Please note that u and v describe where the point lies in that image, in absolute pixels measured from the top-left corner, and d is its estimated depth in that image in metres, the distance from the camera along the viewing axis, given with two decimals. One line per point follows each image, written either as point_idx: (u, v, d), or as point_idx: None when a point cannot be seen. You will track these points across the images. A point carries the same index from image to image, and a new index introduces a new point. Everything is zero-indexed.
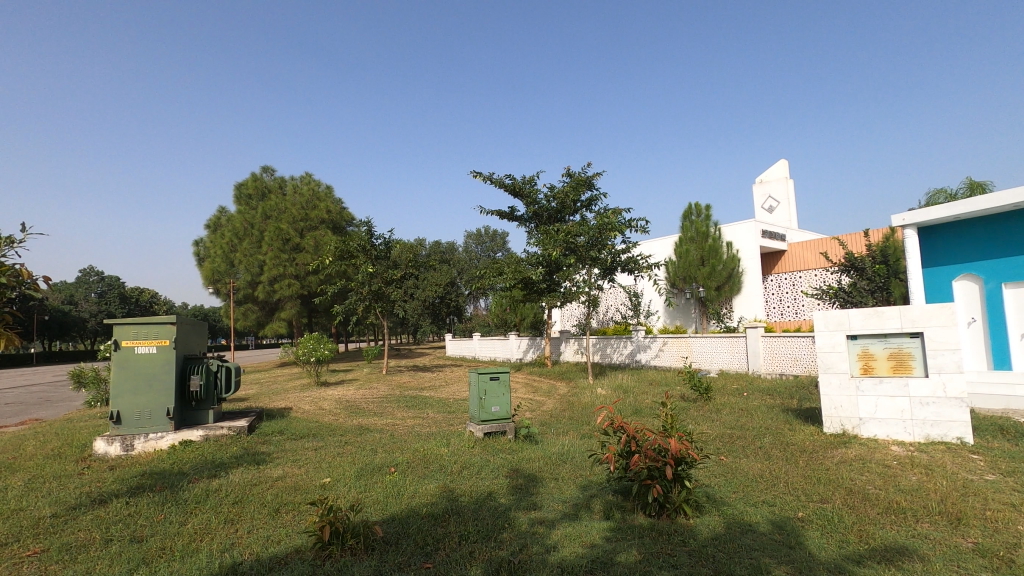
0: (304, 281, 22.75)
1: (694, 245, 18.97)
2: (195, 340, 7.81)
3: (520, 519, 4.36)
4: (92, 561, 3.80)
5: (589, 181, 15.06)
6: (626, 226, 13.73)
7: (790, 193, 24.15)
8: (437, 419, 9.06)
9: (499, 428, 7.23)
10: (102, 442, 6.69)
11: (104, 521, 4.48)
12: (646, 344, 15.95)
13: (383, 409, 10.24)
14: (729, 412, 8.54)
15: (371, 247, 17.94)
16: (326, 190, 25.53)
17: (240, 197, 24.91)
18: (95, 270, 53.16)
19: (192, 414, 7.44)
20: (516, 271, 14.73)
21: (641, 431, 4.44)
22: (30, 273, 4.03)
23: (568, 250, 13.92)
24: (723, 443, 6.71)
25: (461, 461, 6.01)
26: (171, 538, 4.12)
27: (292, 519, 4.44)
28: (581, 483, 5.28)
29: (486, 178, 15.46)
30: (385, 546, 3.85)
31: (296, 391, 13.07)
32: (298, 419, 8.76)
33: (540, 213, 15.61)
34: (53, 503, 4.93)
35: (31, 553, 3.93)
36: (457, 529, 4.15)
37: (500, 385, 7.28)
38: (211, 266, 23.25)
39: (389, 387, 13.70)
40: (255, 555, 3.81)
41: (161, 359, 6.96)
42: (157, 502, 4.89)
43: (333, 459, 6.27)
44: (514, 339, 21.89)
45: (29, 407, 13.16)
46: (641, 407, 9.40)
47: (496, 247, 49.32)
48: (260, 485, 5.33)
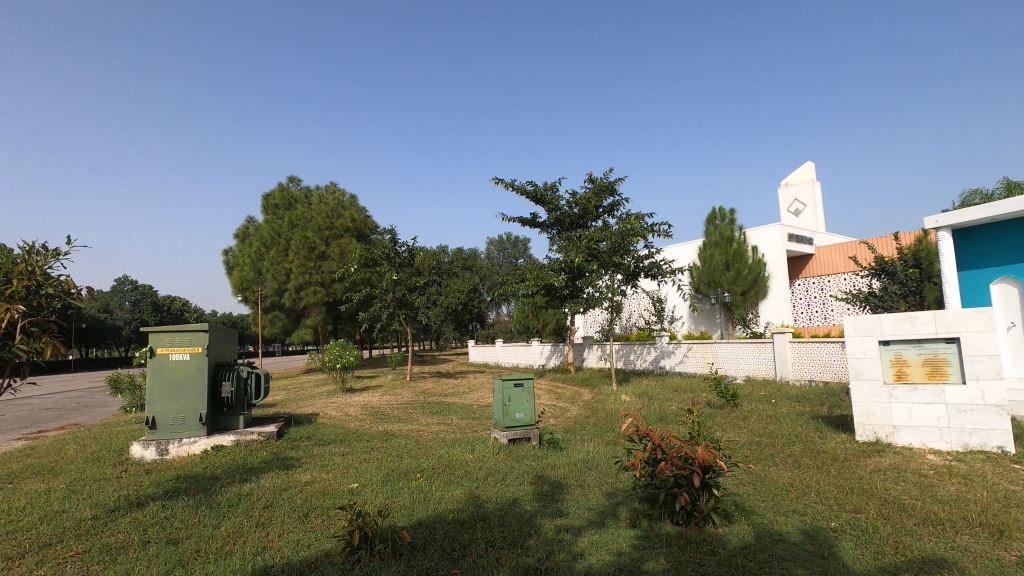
0: (329, 289, 23.09)
1: (718, 250, 18.75)
2: (226, 347, 8.00)
3: (546, 526, 4.36)
4: (132, 561, 3.93)
5: (611, 186, 15.03)
6: (650, 231, 13.65)
7: (817, 195, 23.69)
8: (462, 425, 9.11)
9: (523, 435, 7.23)
10: (138, 447, 6.90)
11: (142, 523, 4.62)
12: (670, 350, 15.80)
13: (408, 415, 10.34)
14: (757, 420, 8.40)
15: (394, 254, 18.17)
16: (350, 199, 25.96)
17: (267, 206, 25.50)
18: (130, 279, 54.83)
19: (223, 419, 7.61)
20: (538, 277, 14.72)
21: (667, 437, 4.41)
22: (74, 284, 4.28)
23: (591, 256, 13.90)
24: (751, 451, 6.60)
25: (486, 468, 6.04)
26: (206, 541, 4.23)
27: (322, 524, 4.52)
28: (607, 490, 5.25)
29: (508, 185, 15.50)
30: (412, 552, 3.89)
31: (322, 397, 13.27)
32: (325, 425, 8.89)
33: (562, 219, 15.60)
34: (93, 505, 5.11)
35: (74, 554, 4.08)
36: (483, 535, 4.17)
37: (524, 392, 7.30)
38: (240, 274, 23.79)
39: (413, 393, 13.81)
40: (286, 558, 3.88)
41: (194, 365, 7.14)
42: (191, 505, 5.02)
43: (360, 465, 6.36)
44: (537, 345, 21.86)
45: (67, 412, 13.61)
46: (666, 414, 9.30)
47: (518, 253, 49.41)
48: (290, 490, 5.43)
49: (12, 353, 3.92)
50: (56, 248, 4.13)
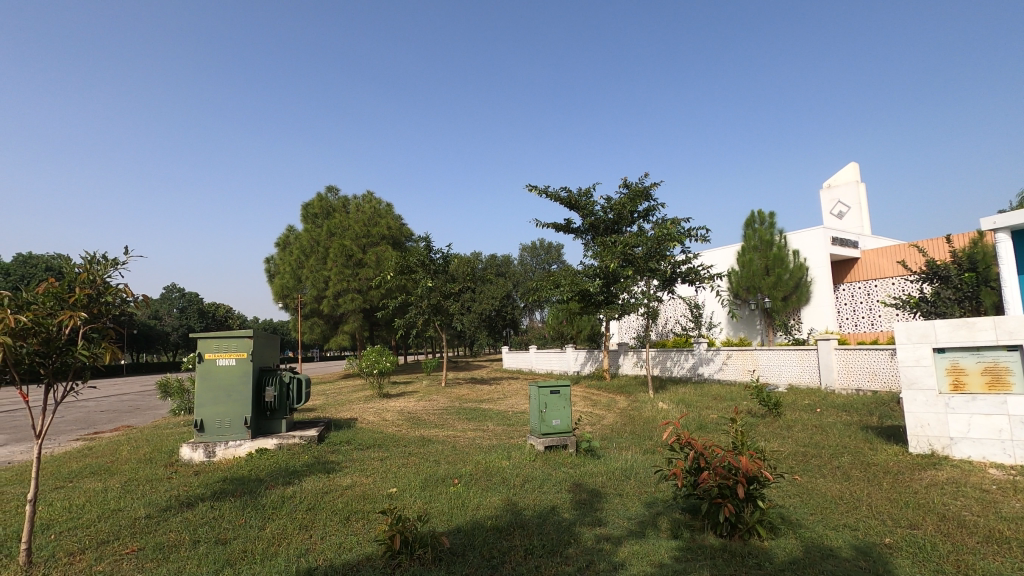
0: (366, 295, 23.52)
1: (758, 254, 18.24)
2: (269, 352, 8.23)
3: (585, 535, 4.32)
4: (183, 560, 4.06)
5: (646, 191, 14.88)
6: (686, 236, 13.44)
7: (862, 197, 22.87)
8: (497, 431, 9.11)
9: (560, 442, 7.17)
10: (187, 449, 7.15)
11: (192, 523, 4.78)
12: (708, 357, 15.47)
13: (444, 421, 10.40)
14: (802, 429, 8.11)
15: (429, 261, 18.36)
16: (386, 207, 26.42)
17: (307, 216, 26.24)
18: (178, 287, 57.08)
19: (267, 423, 7.81)
20: (573, 283, 14.63)
21: (709, 447, 4.31)
22: (132, 292, 4.53)
23: (626, 262, 13.76)
24: (797, 462, 6.39)
25: (524, 475, 6.02)
26: (252, 542, 4.34)
27: (363, 528, 4.58)
28: (647, 500, 5.16)
29: (542, 191, 15.50)
30: (452, 558, 3.91)
31: (360, 402, 13.50)
32: (363, 430, 9.02)
33: (597, 225, 15.51)
34: (146, 505, 5.32)
35: (130, 551, 4.24)
36: (522, 543, 4.16)
37: (561, 399, 7.25)
38: (281, 282, 24.49)
39: (449, 399, 13.91)
40: (329, 561, 3.95)
41: (240, 370, 7.38)
42: (238, 506, 5.18)
43: (398, 469, 6.44)
44: (572, 352, 21.71)
45: (120, 415, 14.18)
46: (706, 423, 9.08)
47: (551, 259, 49.30)
48: (331, 493, 5.53)
49: (74, 359, 4.15)
50: (114, 259, 4.34)
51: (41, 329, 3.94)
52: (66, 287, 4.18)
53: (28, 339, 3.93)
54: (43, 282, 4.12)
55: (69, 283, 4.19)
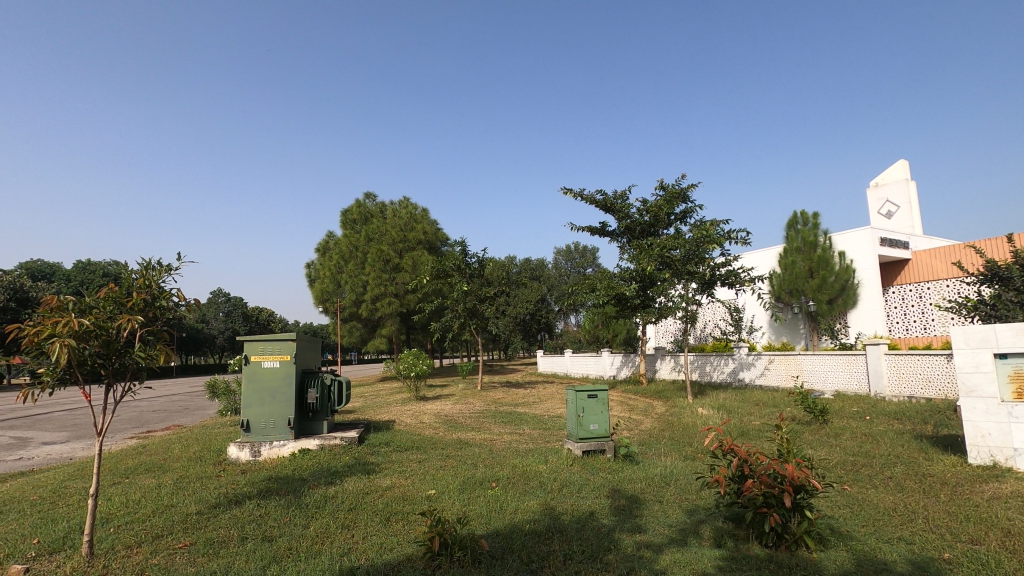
0: (403, 299, 23.88)
1: (801, 256, 17.65)
2: (311, 355, 8.44)
3: (625, 541, 4.26)
4: (233, 556, 4.20)
5: (683, 193, 14.64)
6: (726, 238, 13.14)
7: (913, 195, 21.90)
8: (534, 435, 9.09)
9: (598, 447, 7.11)
10: (234, 448, 7.40)
11: (240, 520, 4.94)
12: (749, 362, 15.08)
13: (481, 424, 10.44)
14: (851, 438, 7.79)
15: (465, 265, 18.49)
16: (422, 212, 26.75)
17: (346, 222, 26.85)
18: (224, 292, 59.18)
19: (309, 424, 8.02)
20: (609, 287, 14.48)
21: (754, 454, 4.19)
22: (184, 297, 4.75)
23: (663, 264, 13.55)
24: (847, 472, 6.14)
25: (561, 479, 5.99)
26: (297, 540, 4.46)
27: (403, 529, 4.64)
28: (688, 507, 5.05)
29: (577, 195, 15.43)
30: (491, 561, 3.92)
31: (398, 405, 13.69)
32: (401, 432, 9.15)
33: (633, 227, 15.33)
34: (197, 501, 5.52)
35: (183, 546, 4.41)
36: (561, 547, 4.13)
37: (598, 403, 7.20)
38: (321, 287, 25.12)
39: (485, 402, 13.96)
40: (370, 561, 4.02)
41: (284, 372, 7.59)
42: (283, 504, 5.32)
43: (436, 472, 6.50)
44: (608, 355, 21.49)
45: (172, 414, 14.77)
46: (748, 429, 8.84)
47: (586, 263, 48.93)
48: (371, 494, 5.62)
49: (132, 360, 4.36)
50: (169, 264, 4.54)
51: (103, 332, 4.16)
52: (124, 292, 4.40)
53: (91, 341, 4.15)
54: (103, 288, 4.35)
55: (127, 288, 4.40)
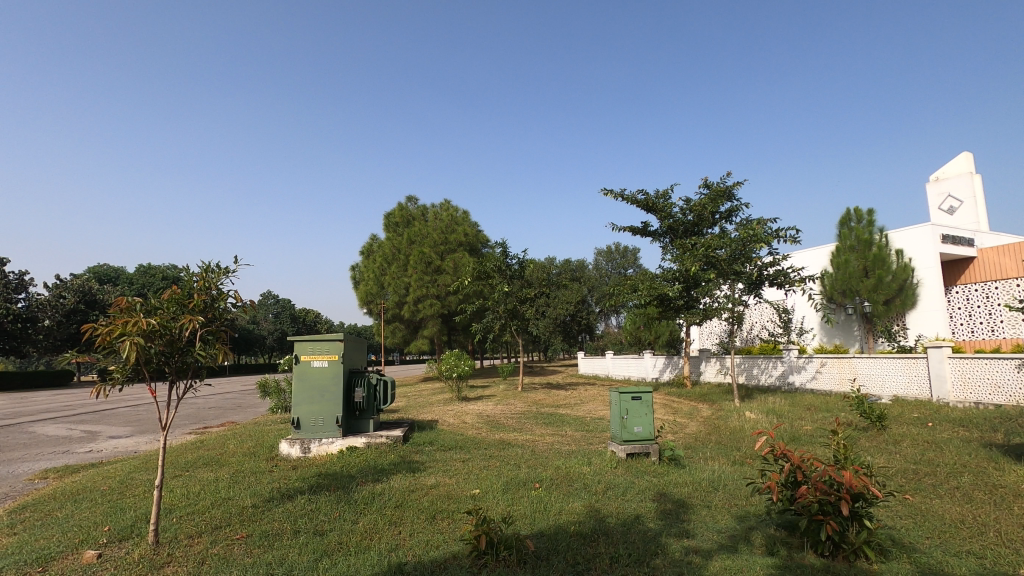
0: (444, 301, 24.17)
1: (855, 255, 16.90)
2: (357, 355, 8.65)
3: (672, 546, 4.18)
4: (286, 548, 4.33)
5: (728, 191, 14.28)
6: (774, 237, 12.74)
7: (978, 190, 20.69)
8: (576, 437, 9.05)
9: (643, 449, 7.01)
10: (286, 444, 7.66)
11: (293, 514, 5.11)
12: (800, 365, 14.57)
13: (523, 425, 10.47)
14: (912, 445, 7.41)
15: (505, 267, 18.55)
16: (463, 215, 27.00)
17: (389, 225, 27.40)
18: (274, 294, 61.29)
19: (356, 423, 8.21)
20: (651, 287, 14.26)
21: (808, 459, 4.04)
22: (241, 298, 4.95)
23: (708, 264, 13.24)
24: (908, 481, 5.84)
25: (606, 481, 5.93)
26: (347, 535, 4.57)
27: (449, 527, 4.70)
28: (738, 513, 4.91)
29: (618, 195, 15.26)
30: (537, 561, 3.92)
31: (440, 405, 13.85)
32: (445, 431, 9.27)
33: (675, 227, 15.05)
34: (252, 495, 5.74)
35: (240, 537, 4.59)
36: (607, 550, 4.09)
37: (642, 405, 7.07)
38: (365, 288, 25.70)
39: (526, 404, 13.96)
40: (417, 557, 4.08)
41: (332, 372, 7.80)
42: (332, 500, 5.48)
43: (480, 471, 6.55)
44: (650, 357, 21.15)
45: (226, 412, 15.38)
46: (800, 435, 8.54)
47: (627, 264, 48.33)
48: (417, 492, 5.72)
49: (193, 358, 4.57)
50: (227, 267, 4.74)
51: (167, 332, 4.39)
52: (186, 294, 4.62)
53: (156, 340, 4.38)
54: (167, 290, 4.59)
55: (188, 290, 4.61)
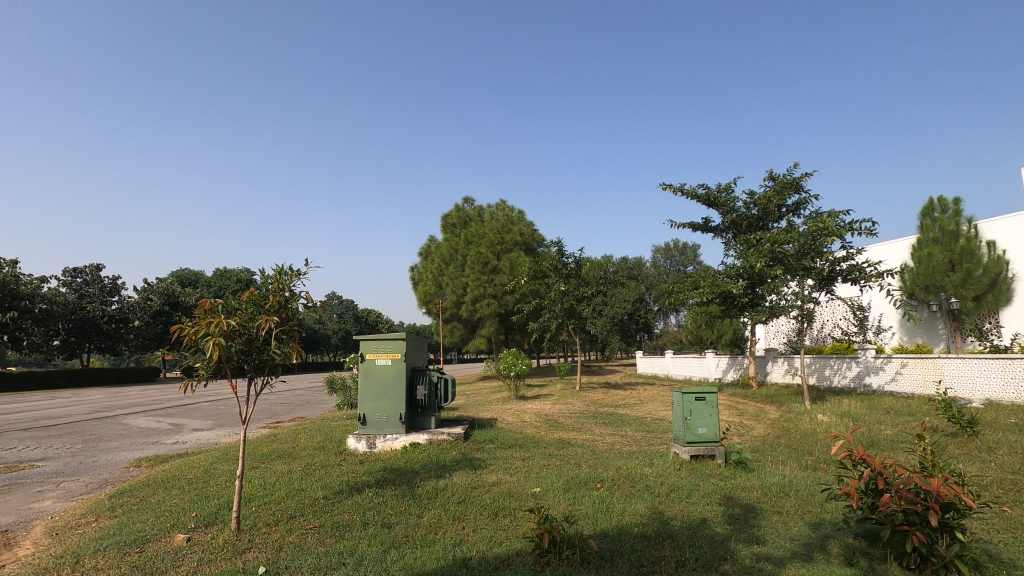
0: (501, 300, 24.38)
1: (939, 247, 15.72)
2: (418, 353, 8.86)
3: (742, 552, 4.05)
4: (356, 539, 4.51)
5: (796, 182, 13.63)
6: (847, 230, 12.03)
7: None
8: (637, 437, 8.90)
9: (707, 451, 6.81)
10: (353, 439, 7.95)
11: (362, 506, 5.31)
12: (878, 366, 13.71)
13: (582, 424, 10.43)
14: (1009, 453, 6.83)
15: (562, 265, 18.47)
16: (518, 214, 27.10)
17: (446, 226, 27.92)
18: (338, 295, 63.72)
19: (418, 419, 8.42)
20: (713, 285, 13.85)
21: (891, 466, 3.80)
22: (311, 298, 5.19)
23: (774, 260, 12.69)
24: (1007, 491, 5.37)
25: (669, 483, 5.80)
26: (412, 528, 4.70)
27: (512, 524, 4.75)
28: (812, 520, 4.69)
29: (677, 190, 14.89)
30: (600, 562, 3.89)
31: (498, 403, 13.97)
32: (504, 430, 9.34)
33: (738, 222, 14.53)
34: (323, 487, 6.01)
35: (313, 527, 4.82)
36: (673, 553, 4.01)
37: (706, 406, 6.85)
38: (424, 289, 26.30)
39: (583, 403, 13.85)
40: (482, 553, 4.14)
41: (395, 370, 8.04)
42: (397, 494, 5.65)
43: (540, 470, 6.56)
44: (713, 356, 20.50)
45: (297, 408, 16.15)
46: (879, 440, 8.05)
47: (687, 261, 47.03)
48: (479, 489, 5.80)
49: (269, 356, 4.86)
50: (299, 269, 4.98)
51: (245, 331, 4.67)
52: (261, 295, 4.88)
53: (236, 339, 4.68)
54: (245, 293, 4.87)
55: (264, 292, 4.88)
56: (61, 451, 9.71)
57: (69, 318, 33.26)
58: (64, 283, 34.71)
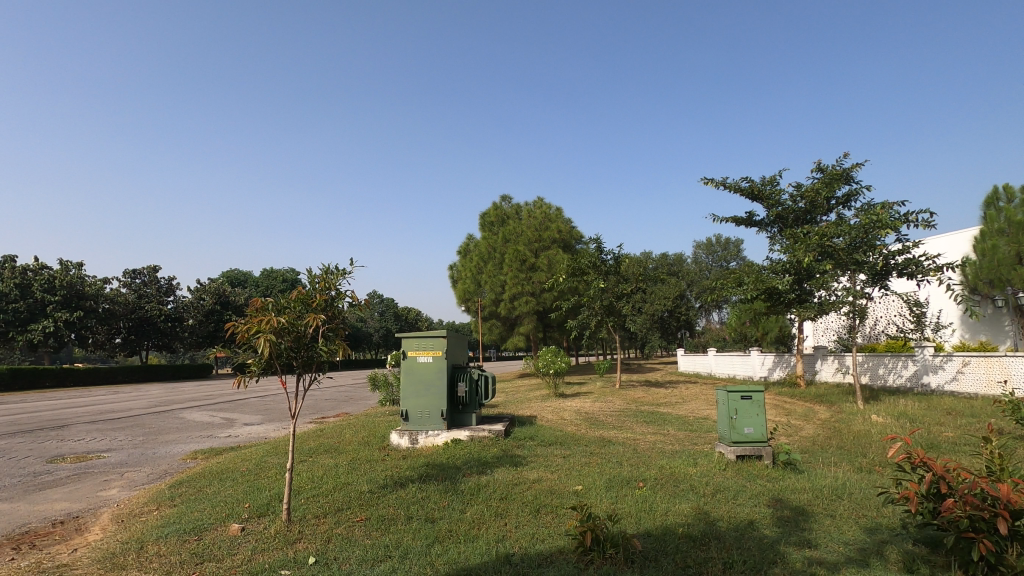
0: (540, 298, 24.35)
1: (1004, 239, 14.80)
2: (459, 351, 8.96)
3: (793, 555, 3.93)
4: (401, 533, 4.59)
5: (846, 173, 13.09)
6: (903, 222, 11.46)
7: None
8: (680, 436, 8.74)
9: (755, 452, 6.62)
10: (396, 435, 8.09)
11: (406, 501, 5.41)
12: (937, 365, 13.05)
13: (623, 422, 10.32)
14: None
15: (600, 262, 18.29)
16: (556, 211, 26.96)
17: (484, 224, 28.06)
18: (378, 294, 64.91)
19: (459, 416, 8.50)
20: (758, 281, 13.46)
21: (954, 469, 3.62)
22: (356, 297, 5.30)
23: (823, 254, 12.23)
24: None
25: (714, 484, 5.68)
26: (456, 523, 4.75)
27: (554, 521, 4.74)
28: (867, 525, 4.50)
29: (719, 183, 14.54)
30: (645, 562, 3.84)
31: (538, 401, 13.98)
32: (544, 427, 9.36)
33: (784, 215, 14.08)
34: (368, 481, 6.15)
35: (359, 520, 4.93)
36: (720, 555, 3.93)
37: (753, 405, 6.66)
38: (463, 287, 26.53)
39: (624, 401, 13.70)
40: (524, 549, 4.16)
41: (436, 367, 8.16)
42: (440, 489, 5.73)
43: (582, 468, 6.53)
44: (758, 355, 19.92)
45: (341, 404, 16.54)
46: (940, 442, 7.65)
47: (729, 256, 45.84)
48: (520, 485, 5.83)
49: (317, 353, 4.99)
50: (344, 269, 5.10)
51: (294, 329, 4.82)
52: (309, 295, 5.03)
53: (286, 336, 4.83)
54: (294, 292, 5.02)
55: (311, 291, 5.01)
56: (124, 442, 10.28)
57: (129, 317, 35.13)
58: (124, 284, 36.69)
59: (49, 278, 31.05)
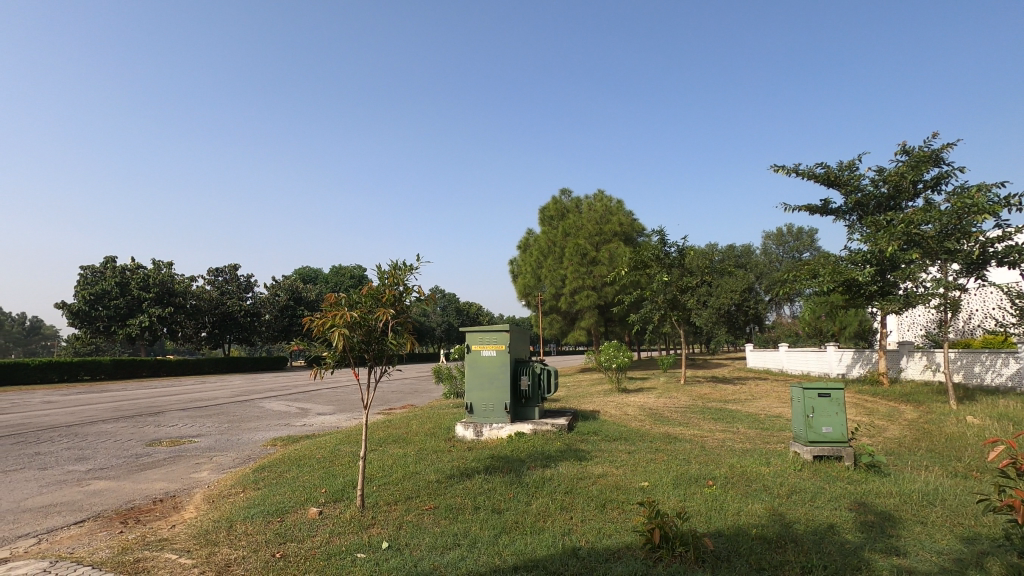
0: (600, 292, 24.06)
1: None
2: (521, 344, 9.01)
3: (879, 563, 3.70)
4: (469, 522, 4.70)
5: (935, 154, 12.11)
6: (1002, 206, 10.47)
7: None
8: (750, 435, 8.43)
9: (834, 452, 6.29)
10: (461, 427, 8.26)
11: (472, 491, 5.52)
12: None
13: (690, 419, 10.05)
14: None
15: (664, 255, 17.82)
16: (617, 203, 26.48)
17: (544, 218, 28.01)
18: (440, 290, 66.24)
19: (522, 410, 8.56)
20: (835, 272, 12.70)
21: None
22: (422, 291, 5.44)
23: (909, 243, 11.38)
24: None
25: (789, 485, 5.43)
26: (522, 515, 4.81)
27: (621, 517, 4.70)
28: (963, 534, 4.18)
29: (791, 170, 13.82)
30: (717, 561, 3.74)
31: (600, 395, 13.87)
32: (608, 422, 9.27)
33: (865, 202, 13.20)
34: (435, 471, 6.32)
35: (428, 508, 5.09)
36: (798, 559, 3.76)
37: (831, 403, 6.30)
38: (524, 282, 26.63)
39: (689, 397, 13.34)
40: (591, 544, 4.15)
41: (499, 361, 8.26)
42: (506, 481, 5.81)
43: (647, 464, 6.43)
44: (835, 351, 18.82)
45: (406, 396, 17.00)
46: None
47: (802, 247, 43.47)
48: (585, 480, 5.81)
49: (387, 346, 5.18)
50: (411, 264, 5.23)
51: (366, 323, 5.03)
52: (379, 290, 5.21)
53: (357, 330, 5.03)
54: (365, 287, 5.21)
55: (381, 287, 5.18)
56: (212, 428, 11.09)
57: (213, 312, 37.66)
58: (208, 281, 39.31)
59: (144, 277, 33.78)
